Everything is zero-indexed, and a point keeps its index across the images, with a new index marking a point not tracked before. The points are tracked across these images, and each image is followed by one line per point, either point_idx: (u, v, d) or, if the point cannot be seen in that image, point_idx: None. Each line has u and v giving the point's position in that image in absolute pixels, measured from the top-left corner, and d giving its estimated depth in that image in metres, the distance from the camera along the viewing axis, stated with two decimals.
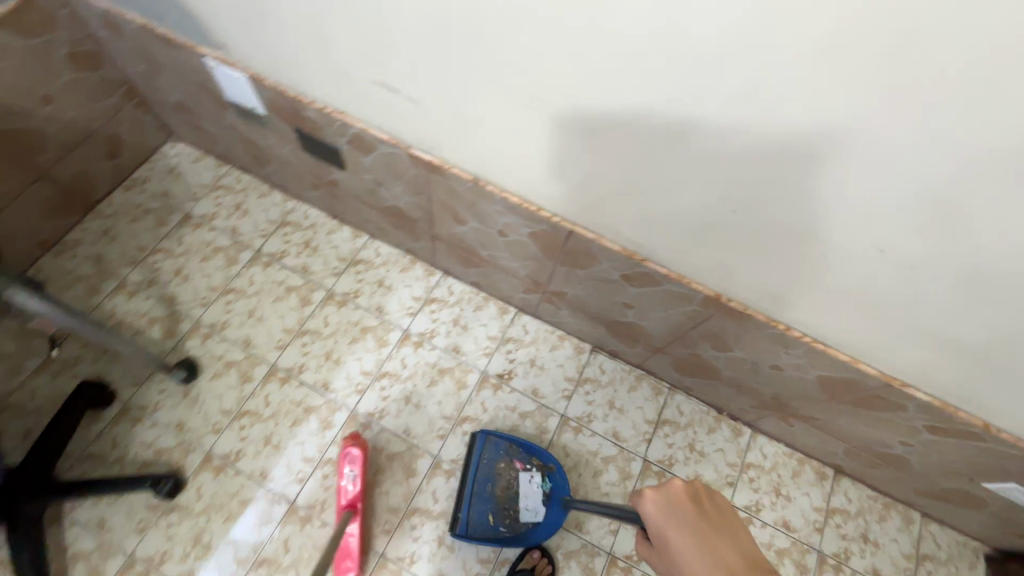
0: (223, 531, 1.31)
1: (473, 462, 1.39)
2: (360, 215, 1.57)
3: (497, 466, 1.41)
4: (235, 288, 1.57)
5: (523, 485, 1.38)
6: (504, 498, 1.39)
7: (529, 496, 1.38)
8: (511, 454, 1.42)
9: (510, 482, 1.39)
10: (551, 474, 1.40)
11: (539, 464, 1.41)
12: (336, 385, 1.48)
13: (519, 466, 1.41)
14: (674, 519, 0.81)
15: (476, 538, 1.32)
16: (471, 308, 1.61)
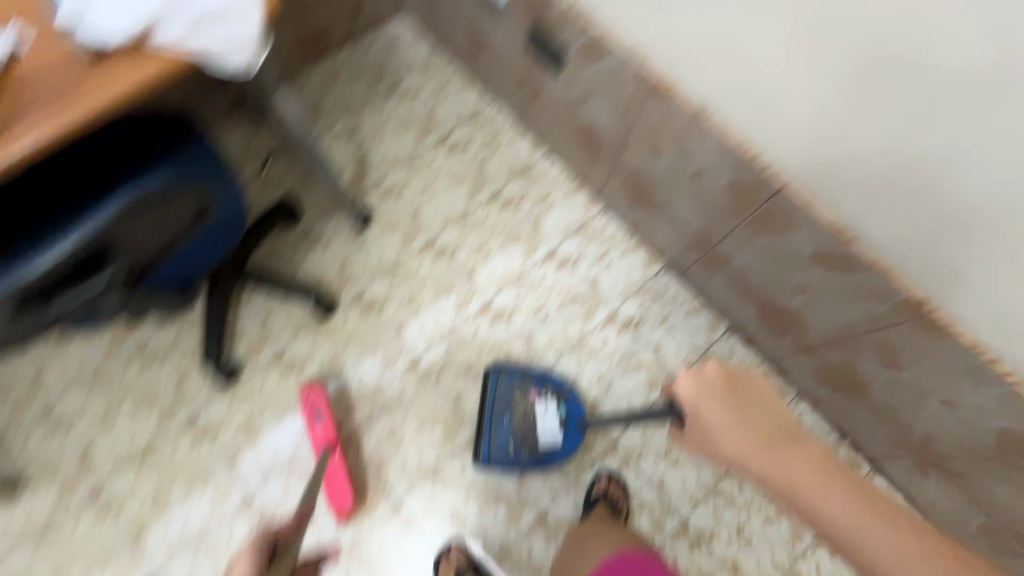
0: (356, 360, 1.47)
1: (490, 395, 1.40)
2: (550, 126, 1.60)
3: (514, 397, 1.40)
4: (418, 160, 1.68)
5: (540, 415, 1.38)
6: (521, 429, 1.38)
7: (547, 424, 1.38)
8: (524, 384, 1.41)
9: (527, 413, 1.40)
10: (567, 399, 1.42)
11: (554, 391, 1.42)
12: (481, 274, 1.56)
13: (536, 397, 1.40)
14: (707, 398, 0.90)
15: (500, 466, 1.36)
16: (621, 248, 1.60)
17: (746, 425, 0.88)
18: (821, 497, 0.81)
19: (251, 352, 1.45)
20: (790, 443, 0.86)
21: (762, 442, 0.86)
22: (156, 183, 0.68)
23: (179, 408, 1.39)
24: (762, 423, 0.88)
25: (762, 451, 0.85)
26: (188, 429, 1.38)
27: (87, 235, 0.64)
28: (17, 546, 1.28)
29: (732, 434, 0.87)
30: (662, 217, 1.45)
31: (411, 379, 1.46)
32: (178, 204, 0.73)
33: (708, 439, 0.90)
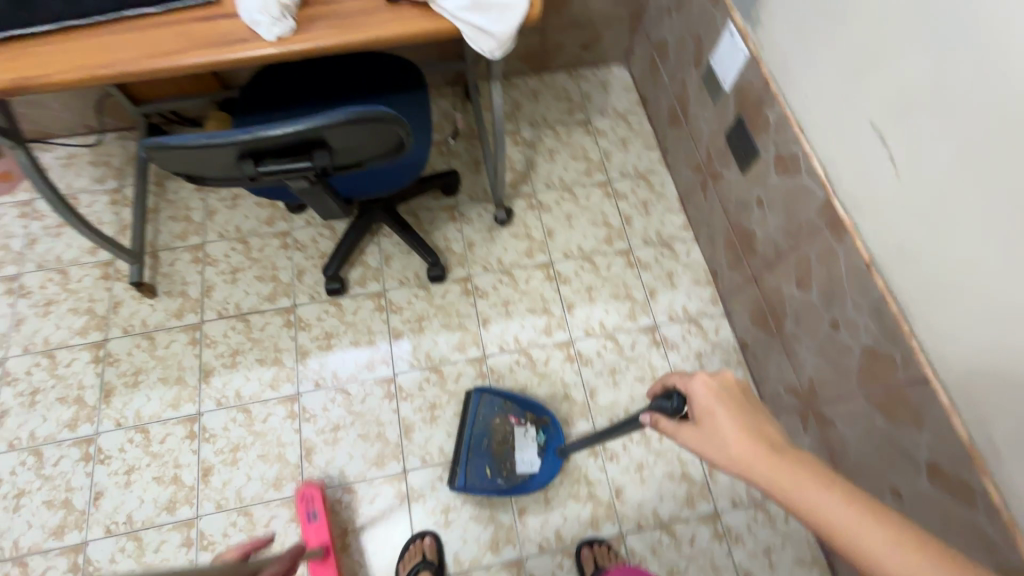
0: (434, 329, 1.55)
1: (470, 416, 1.41)
2: (709, 214, 1.59)
3: (493, 422, 1.42)
4: (573, 189, 1.76)
5: (518, 440, 1.40)
6: (500, 453, 1.40)
7: (525, 453, 1.39)
8: (505, 410, 1.42)
9: (506, 436, 1.41)
10: (546, 428, 1.42)
11: (533, 419, 1.42)
12: (577, 314, 1.59)
13: (514, 422, 1.42)
14: (723, 399, 0.70)
15: (474, 490, 1.34)
16: (720, 357, 1.54)
17: (756, 430, 0.67)
18: (859, 533, 0.57)
19: (361, 280, 1.60)
20: (816, 465, 0.62)
21: (772, 450, 0.64)
22: (384, 107, 0.78)
23: (285, 294, 1.57)
24: (770, 431, 0.67)
25: (777, 468, 0.63)
26: (283, 314, 1.55)
27: (319, 122, 0.74)
28: (123, 334, 1.51)
29: (742, 435, 0.66)
30: (779, 348, 1.37)
31: (472, 370, 1.50)
32: (387, 130, 0.83)
33: (709, 441, 0.69)
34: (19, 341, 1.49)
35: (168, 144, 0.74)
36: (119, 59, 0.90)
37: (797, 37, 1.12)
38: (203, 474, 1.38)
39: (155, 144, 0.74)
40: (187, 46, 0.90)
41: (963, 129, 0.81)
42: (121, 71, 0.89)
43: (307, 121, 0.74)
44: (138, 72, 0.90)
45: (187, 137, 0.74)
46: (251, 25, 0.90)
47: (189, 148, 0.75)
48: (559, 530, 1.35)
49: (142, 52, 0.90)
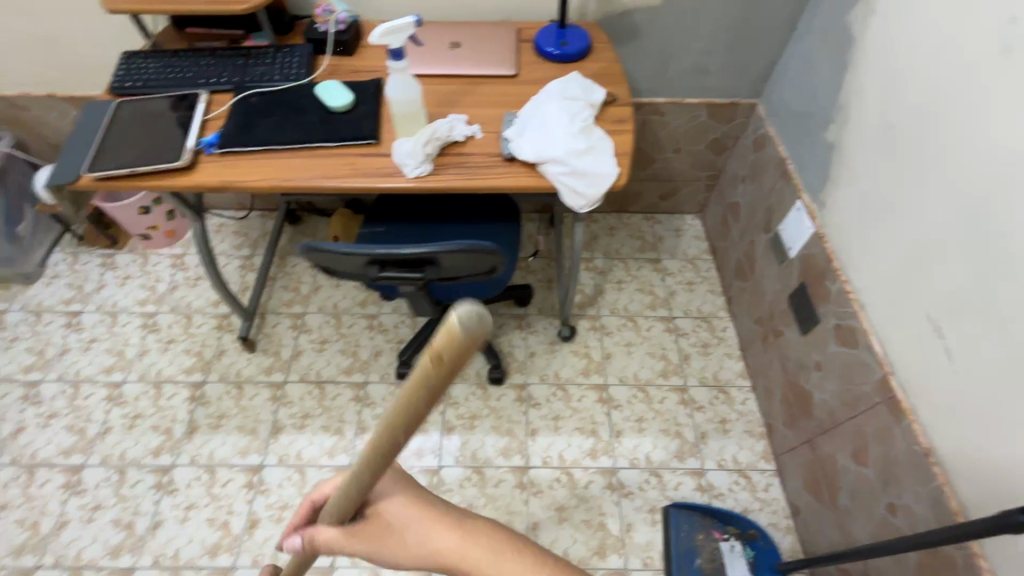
0: (485, 430, 1.63)
1: (673, 536, 1.44)
2: (767, 368, 1.63)
3: (696, 539, 1.44)
4: (637, 320, 1.87)
5: (727, 555, 1.40)
6: (711, 571, 1.39)
7: (739, 570, 1.37)
8: (706, 525, 1.45)
9: (714, 553, 1.41)
10: (754, 542, 1.40)
11: (736, 533, 1.43)
12: (624, 442, 1.61)
13: (718, 538, 1.43)
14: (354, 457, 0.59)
15: None
16: (767, 517, 1.48)
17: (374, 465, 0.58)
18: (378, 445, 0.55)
19: None
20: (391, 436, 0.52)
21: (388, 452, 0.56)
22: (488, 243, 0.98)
23: (360, 371, 1.74)
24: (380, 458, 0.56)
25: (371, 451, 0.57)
26: (354, 388, 1.70)
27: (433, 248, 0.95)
28: (219, 380, 1.72)
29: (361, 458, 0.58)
30: (833, 522, 1.32)
31: (513, 478, 1.54)
32: (488, 259, 1.01)
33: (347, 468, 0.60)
34: (137, 368, 1.74)
35: (327, 249, 0.96)
36: (303, 176, 1.08)
37: (860, 224, 1.24)
38: (249, 526, 1.46)
39: (317, 247, 0.97)
40: (353, 174, 1.08)
41: (1018, 337, 0.87)
42: (303, 185, 1.07)
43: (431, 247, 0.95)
44: (319, 188, 1.07)
45: (341, 245, 0.96)
46: (399, 163, 1.08)
47: (342, 253, 0.96)
48: None
49: (322, 173, 1.08)
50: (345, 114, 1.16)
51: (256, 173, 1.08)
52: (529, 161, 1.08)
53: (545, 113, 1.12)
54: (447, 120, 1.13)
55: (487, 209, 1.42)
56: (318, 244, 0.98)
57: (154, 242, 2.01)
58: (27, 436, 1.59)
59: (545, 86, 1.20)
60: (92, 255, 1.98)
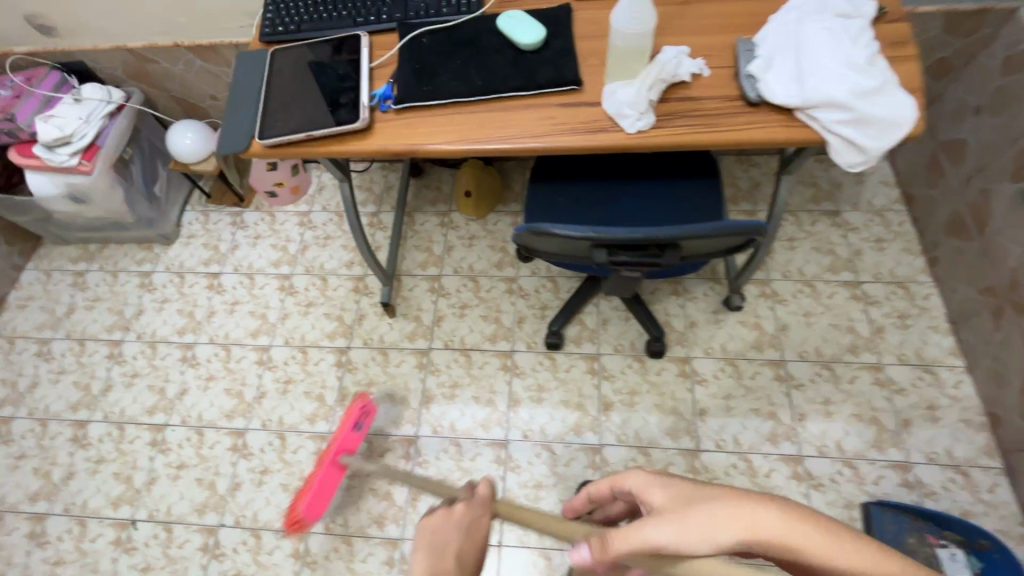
0: (648, 407, 1.49)
1: (879, 536, 1.25)
2: (999, 348, 1.36)
3: (908, 542, 1.25)
4: (815, 286, 1.61)
5: (950, 564, 1.21)
6: None
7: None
8: (917, 527, 1.26)
9: (931, 559, 1.22)
10: (983, 553, 1.22)
11: (957, 539, 1.24)
12: (810, 427, 1.43)
13: (934, 542, 1.24)
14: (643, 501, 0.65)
15: None
16: (995, 522, 1.27)
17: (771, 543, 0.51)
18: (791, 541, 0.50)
19: (578, 338, 1.61)
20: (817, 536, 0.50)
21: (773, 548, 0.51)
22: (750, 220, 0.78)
23: (506, 339, 1.63)
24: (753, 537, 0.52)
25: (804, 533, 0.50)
26: (501, 358, 1.60)
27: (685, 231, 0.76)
28: (363, 346, 1.67)
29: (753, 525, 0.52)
30: None
31: (684, 462, 1.41)
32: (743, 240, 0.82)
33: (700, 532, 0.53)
34: (281, 332, 1.72)
35: (553, 230, 0.78)
36: (493, 136, 0.90)
37: None
38: (412, 498, 1.44)
39: (540, 228, 0.79)
40: (561, 132, 0.89)
41: None
42: (495, 148, 0.89)
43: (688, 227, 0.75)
44: (516, 151, 0.89)
45: (572, 226, 0.78)
46: (615, 116, 0.87)
47: (572, 237, 0.78)
48: None
49: (516, 132, 0.90)
50: (535, 54, 0.95)
51: (437, 135, 0.92)
52: (787, 106, 0.84)
53: (803, 40, 0.85)
54: (674, 54, 0.89)
55: (680, 161, 1.18)
56: (539, 225, 0.80)
57: (279, 200, 1.93)
58: (192, 399, 1.63)
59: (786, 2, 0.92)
60: (222, 214, 1.95)
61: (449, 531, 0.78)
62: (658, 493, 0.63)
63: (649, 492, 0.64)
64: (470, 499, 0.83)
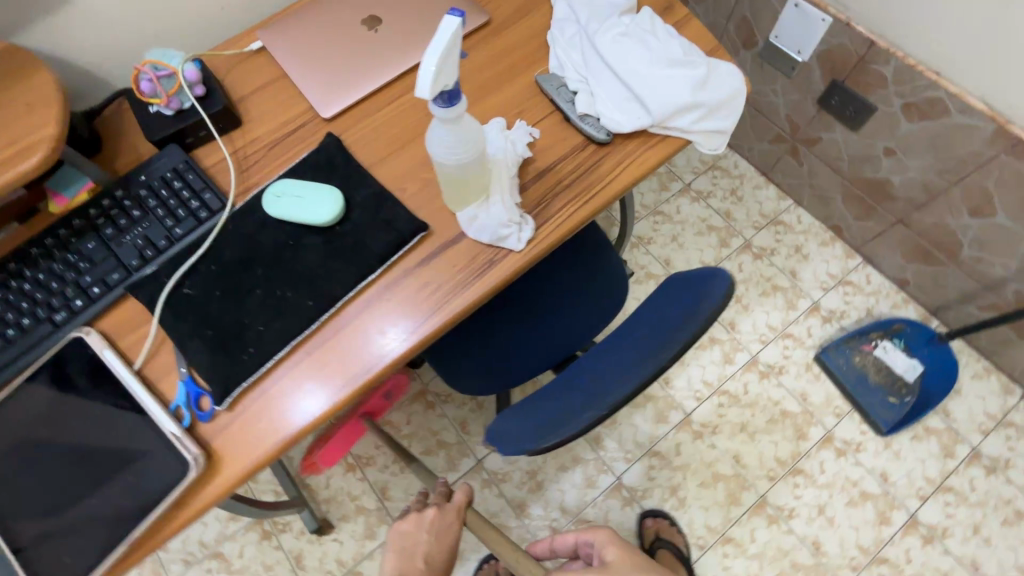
0: (627, 413, 1.45)
1: (839, 373, 1.45)
2: (811, 177, 1.57)
3: (856, 362, 1.47)
4: (663, 210, 1.69)
5: (886, 356, 1.46)
6: (885, 379, 1.44)
7: (902, 363, 1.45)
8: (855, 346, 1.48)
9: (875, 363, 1.46)
10: (900, 333, 1.46)
11: (882, 335, 1.47)
12: (743, 328, 1.53)
13: (870, 349, 1.47)
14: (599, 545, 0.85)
15: (898, 421, 1.39)
16: (888, 303, 1.53)
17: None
18: None
19: None
20: None
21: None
22: (721, 275, 0.64)
23: (464, 455, 1.42)
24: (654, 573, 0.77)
25: None
26: (474, 476, 1.40)
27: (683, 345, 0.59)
28: None
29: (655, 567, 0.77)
30: (959, 274, 1.38)
31: (686, 434, 1.42)
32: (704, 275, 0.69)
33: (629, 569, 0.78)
34: None
35: (558, 442, 0.58)
36: (373, 353, 0.66)
37: None
38: None
39: (541, 447, 0.59)
40: (449, 296, 0.69)
41: None
42: (386, 366, 0.66)
43: (684, 333, 0.60)
44: (410, 351, 0.67)
45: (573, 421, 0.59)
46: (495, 241, 0.69)
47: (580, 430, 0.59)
48: (860, 541, 1.31)
49: (396, 329, 0.67)
50: (344, 222, 0.71)
51: (302, 398, 0.64)
52: (639, 129, 0.75)
53: (607, 54, 0.76)
54: (499, 135, 0.73)
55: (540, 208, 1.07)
56: (532, 441, 0.61)
57: None
58: None
59: (556, 16, 0.82)
60: None
61: (415, 534, 0.92)
62: (610, 550, 0.82)
63: (604, 548, 0.84)
64: (442, 507, 0.96)
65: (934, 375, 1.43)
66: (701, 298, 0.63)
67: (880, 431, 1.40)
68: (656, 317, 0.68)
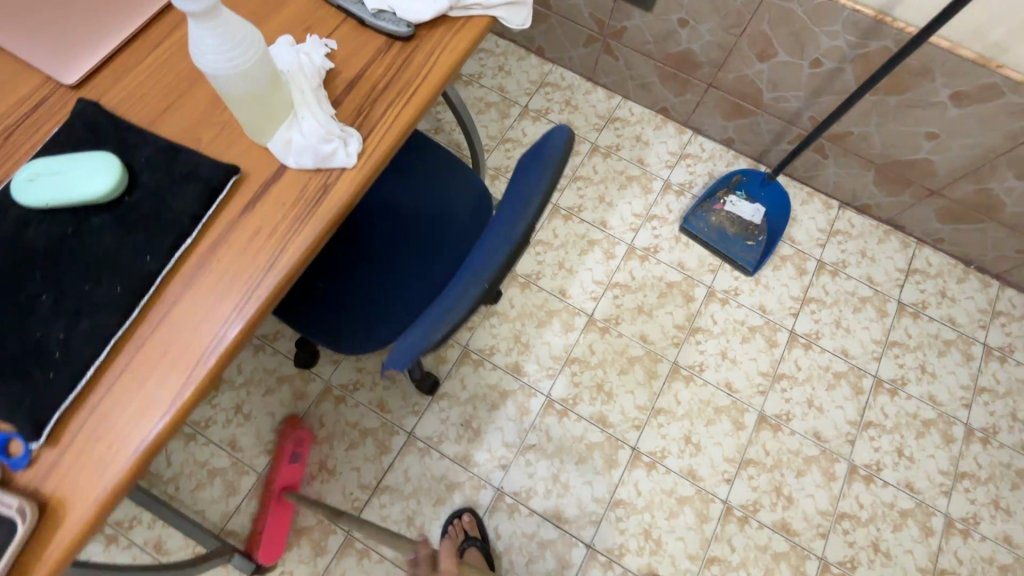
0: (537, 333, 1.48)
1: (703, 236, 1.59)
2: (629, 69, 1.66)
3: (713, 221, 1.61)
4: (511, 137, 1.70)
5: (735, 209, 1.61)
6: (740, 228, 1.60)
7: (749, 210, 1.62)
8: (709, 209, 1.62)
9: (728, 216, 1.61)
10: (739, 186, 1.64)
11: (726, 191, 1.64)
12: (613, 223, 1.61)
13: (721, 207, 1.62)
14: None
15: (759, 258, 1.56)
16: (723, 163, 1.70)
17: None
18: None
19: (437, 359, 1.43)
20: None
21: None
22: (560, 127, 0.64)
23: (394, 433, 1.35)
24: None
25: None
26: (410, 449, 1.34)
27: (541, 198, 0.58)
28: None
29: None
30: (767, 117, 1.56)
31: (594, 334, 1.48)
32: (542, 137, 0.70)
33: None
34: None
35: (447, 332, 0.55)
36: (210, 336, 0.56)
37: None
38: None
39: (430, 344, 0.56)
40: (290, 233, 0.60)
41: None
42: (230, 346, 0.56)
43: (540, 183, 0.59)
44: (255, 321, 0.58)
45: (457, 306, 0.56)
46: (322, 162, 0.62)
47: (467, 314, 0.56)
48: (760, 368, 1.48)
49: (230, 301, 0.57)
50: (131, 191, 0.59)
51: (136, 415, 0.53)
52: (439, 15, 0.71)
53: None
54: (288, 50, 0.65)
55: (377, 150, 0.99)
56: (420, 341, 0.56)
57: None
58: None
59: None
60: None
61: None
62: None
63: None
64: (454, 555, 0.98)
65: (773, 212, 1.62)
66: (546, 151, 0.62)
67: (747, 272, 1.57)
68: (514, 190, 0.66)
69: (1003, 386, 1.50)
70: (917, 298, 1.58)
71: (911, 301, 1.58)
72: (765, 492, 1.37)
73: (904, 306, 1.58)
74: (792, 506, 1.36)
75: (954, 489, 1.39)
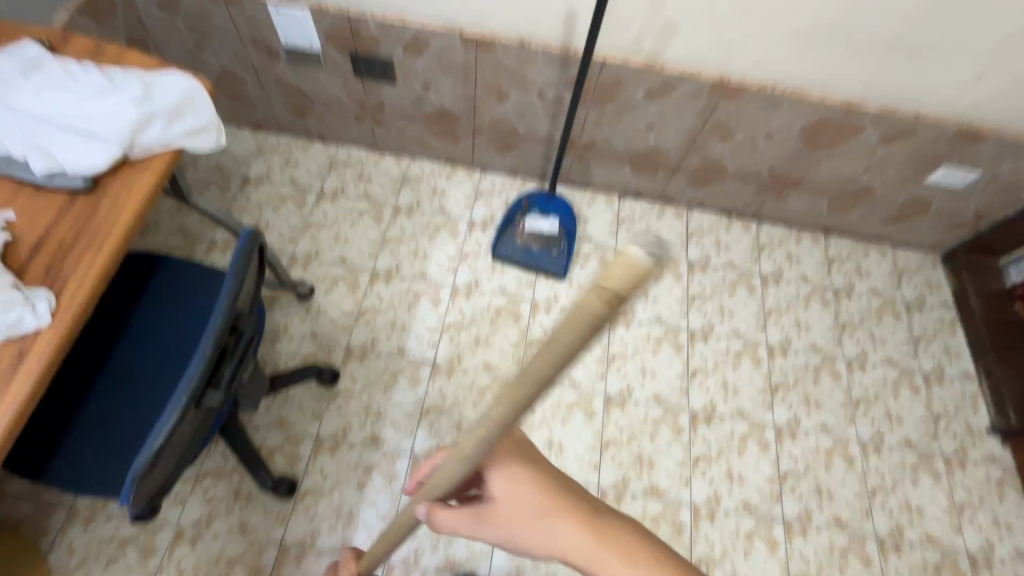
0: (387, 398, 1.51)
1: (514, 258, 1.74)
2: (403, 134, 1.81)
3: (518, 243, 1.77)
4: (315, 222, 1.75)
5: (533, 227, 1.76)
6: (543, 242, 1.77)
7: (546, 224, 1.76)
8: (513, 234, 1.78)
9: (528, 235, 1.78)
10: (530, 205, 1.80)
11: (521, 213, 1.79)
12: (432, 272, 1.72)
13: (521, 228, 1.78)
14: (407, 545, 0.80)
15: (565, 263, 1.74)
16: (515, 190, 1.89)
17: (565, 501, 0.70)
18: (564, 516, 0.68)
19: (291, 460, 1.41)
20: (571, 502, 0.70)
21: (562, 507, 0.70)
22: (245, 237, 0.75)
23: (264, 550, 1.30)
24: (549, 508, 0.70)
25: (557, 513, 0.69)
26: (285, 560, 1.30)
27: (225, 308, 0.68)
28: None
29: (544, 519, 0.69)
30: (530, 144, 1.77)
31: (441, 379, 1.55)
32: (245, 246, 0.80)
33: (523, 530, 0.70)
34: None
35: (152, 453, 0.63)
36: None
37: None
38: None
39: (145, 464, 0.63)
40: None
41: None
42: None
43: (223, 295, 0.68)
44: None
45: (159, 423, 0.63)
46: (10, 331, 0.67)
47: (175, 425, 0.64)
48: (594, 357, 1.63)
49: None
50: None
51: None
52: (115, 162, 0.77)
53: (36, 112, 0.77)
54: None
55: (137, 289, 1.02)
56: (136, 464, 0.63)
57: None
58: None
59: None
60: None
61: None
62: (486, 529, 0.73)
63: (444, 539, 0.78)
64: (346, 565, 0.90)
65: (566, 218, 1.80)
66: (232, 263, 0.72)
67: (559, 277, 1.74)
68: None
69: (784, 304, 1.79)
70: (700, 255, 1.85)
71: (697, 258, 1.84)
72: (629, 466, 1.50)
73: (693, 264, 1.84)
74: (654, 469, 1.50)
75: (774, 402, 1.63)
